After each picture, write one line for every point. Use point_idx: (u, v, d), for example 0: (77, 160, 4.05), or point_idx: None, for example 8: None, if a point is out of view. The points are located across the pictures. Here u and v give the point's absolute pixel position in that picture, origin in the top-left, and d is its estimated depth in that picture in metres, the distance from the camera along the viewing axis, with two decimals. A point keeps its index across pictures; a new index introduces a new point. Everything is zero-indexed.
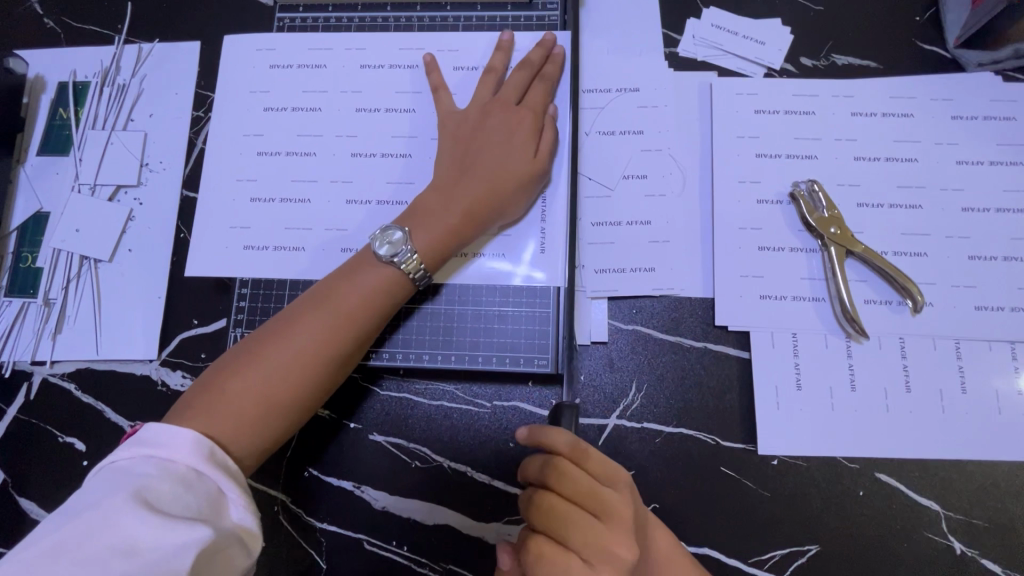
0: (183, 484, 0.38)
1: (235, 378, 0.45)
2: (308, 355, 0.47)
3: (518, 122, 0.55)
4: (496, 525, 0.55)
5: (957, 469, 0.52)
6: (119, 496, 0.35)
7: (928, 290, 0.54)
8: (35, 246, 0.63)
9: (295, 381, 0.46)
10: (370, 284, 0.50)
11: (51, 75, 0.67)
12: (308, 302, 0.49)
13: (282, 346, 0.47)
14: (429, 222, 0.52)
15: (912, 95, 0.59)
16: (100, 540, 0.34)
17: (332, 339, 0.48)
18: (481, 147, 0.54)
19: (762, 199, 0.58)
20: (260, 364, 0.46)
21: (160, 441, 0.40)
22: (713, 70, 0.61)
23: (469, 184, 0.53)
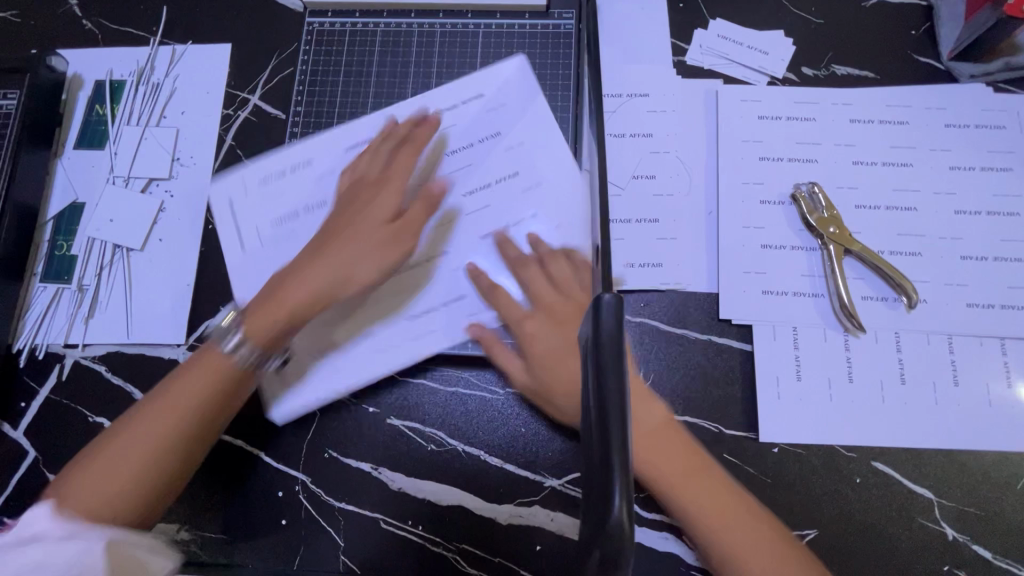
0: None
1: (129, 436, 0.48)
2: (179, 411, 0.49)
3: (484, 168, 0.58)
4: (507, 506, 0.57)
5: (950, 459, 0.54)
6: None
7: (922, 288, 0.57)
8: (70, 234, 0.66)
9: (179, 446, 0.49)
10: (313, 280, 0.53)
11: (89, 73, 0.71)
12: (248, 311, 0.52)
13: (138, 424, 0.48)
14: (364, 238, 0.54)
15: (908, 104, 0.62)
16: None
17: (212, 379, 0.50)
18: (424, 177, 0.57)
19: (765, 200, 0.61)
20: (153, 413, 0.49)
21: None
22: (719, 77, 0.65)
23: (424, 212, 0.55)
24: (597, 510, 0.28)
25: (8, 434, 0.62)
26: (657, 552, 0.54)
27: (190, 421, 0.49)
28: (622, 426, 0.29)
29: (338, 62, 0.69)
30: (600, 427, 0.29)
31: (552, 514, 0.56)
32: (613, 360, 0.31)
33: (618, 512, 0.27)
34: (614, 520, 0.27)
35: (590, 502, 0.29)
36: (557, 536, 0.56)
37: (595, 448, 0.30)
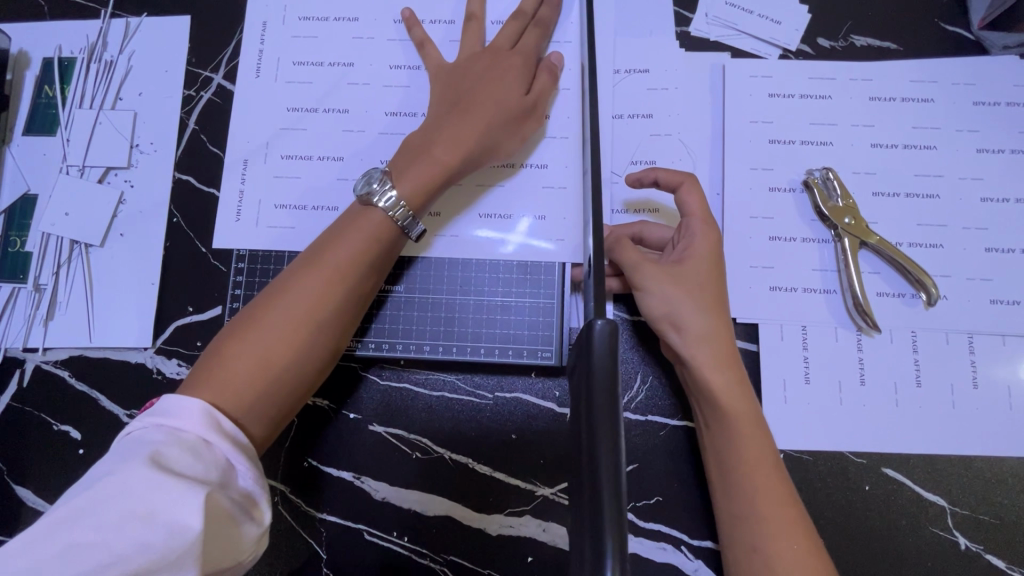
0: (192, 453, 0.38)
1: (243, 334, 0.44)
2: (304, 317, 0.45)
3: (505, 69, 0.54)
4: (496, 516, 0.54)
5: (965, 464, 0.51)
6: (132, 466, 0.36)
7: (942, 283, 0.53)
8: (24, 229, 0.61)
9: (298, 350, 0.45)
10: (364, 235, 0.49)
11: (35, 50, 0.64)
12: (306, 258, 0.48)
13: (276, 309, 0.45)
14: (418, 163, 0.51)
15: (933, 80, 0.57)
16: (111, 513, 0.34)
17: (325, 298, 0.46)
18: (474, 90, 0.53)
19: (774, 187, 0.56)
20: (262, 322, 0.45)
21: (170, 412, 0.40)
22: (726, 51, 0.59)
23: (458, 124, 0.52)
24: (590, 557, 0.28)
25: None
26: (655, 563, 0.52)
27: (305, 323, 0.46)
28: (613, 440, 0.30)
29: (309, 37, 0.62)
30: (588, 475, 0.30)
31: (544, 524, 0.54)
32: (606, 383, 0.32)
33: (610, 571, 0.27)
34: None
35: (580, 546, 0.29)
36: (549, 547, 0.53)
37: (584, 491, 0.30)
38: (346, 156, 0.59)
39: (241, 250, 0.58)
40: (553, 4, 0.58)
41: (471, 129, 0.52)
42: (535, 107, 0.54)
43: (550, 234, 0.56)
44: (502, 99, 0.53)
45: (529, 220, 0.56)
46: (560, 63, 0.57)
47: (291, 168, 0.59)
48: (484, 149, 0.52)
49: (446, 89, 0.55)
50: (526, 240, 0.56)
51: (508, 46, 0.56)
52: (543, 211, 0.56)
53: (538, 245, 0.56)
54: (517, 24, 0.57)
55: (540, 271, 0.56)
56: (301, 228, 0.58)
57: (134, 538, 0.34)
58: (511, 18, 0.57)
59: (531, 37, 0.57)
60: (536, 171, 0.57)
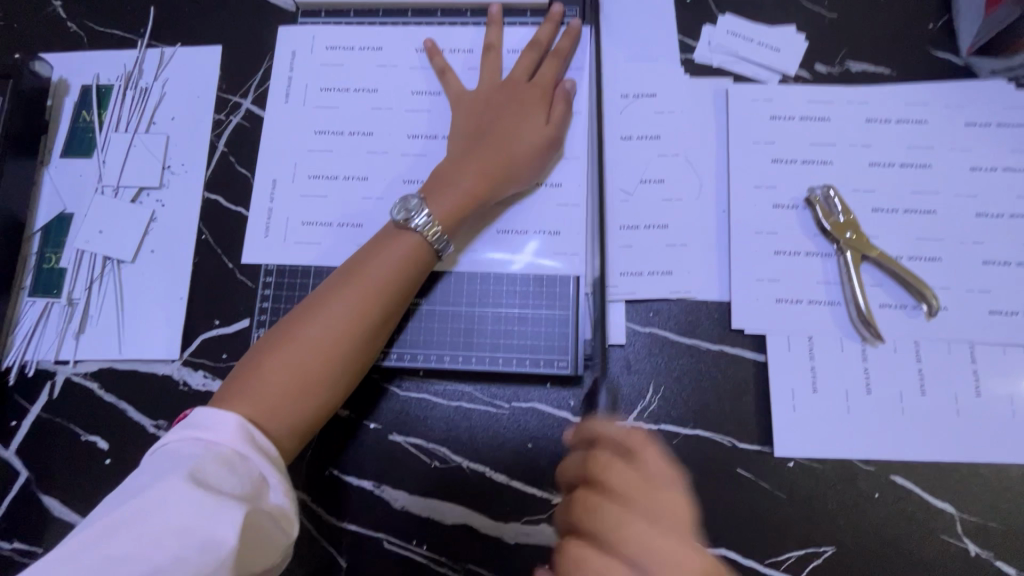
0: (229, 467, 0.40)
1: (281, 350, 0.47)
2: (337, 333, 0.48)
3: (525, 101, 0.58)
4: (513, 524, 0.55)
5: (972, 472, 0.53)
6: (171, 480, 0.37)
7: (942, 295, 0.55)
8: (59, 246, 0.64)
9: (336, 363, 0.48)
10: (395, 255, 0.52)
11: (75, 78, 0.68)
12: (341, 275, 0.51)
13: (312, 326, 0.48)
14: (447, 188, 0.55)
15: (926, 102, 0.60)
16: (151, 526, 0.36)
17: (358, 317, 0.49)
18: (496, 121, 0.57)
19: (778, 204, 0.58)
20: (298, 338, 0.47)
21: (207, 424, 0.42)
22: (729, 76, 0.62)
23: (483, 153, 0.56)
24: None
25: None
26: None
27: (339, 340, 0.48)
28: None
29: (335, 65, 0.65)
30: None
31: None
32: None
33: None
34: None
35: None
36: None
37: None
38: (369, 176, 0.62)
39: (268, 265, 0.61)
40: (571, 35, 0.61)
41: (494, 159, 0.56)
42: (557, 134, 0.58)
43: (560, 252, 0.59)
44: (524, 132, 0.57)
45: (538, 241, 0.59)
46: (573, 90, 0.60)
47: (316, 187, 0.62)
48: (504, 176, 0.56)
49: (469, 118, 0.59)
50: (534, 261, 0.59)
51: (527, 77, 0.60)
52: (560, 226, 0.59)
53: (547, 263, 0.59)
54: (534, 54, 0.61)
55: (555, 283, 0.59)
56: (325, 244, 0.61)
57: (172, 551, 0.35)
58: (528, 48, 0.61)
59: (549, 68, 0.60)
60: (552, 190, 0.60)
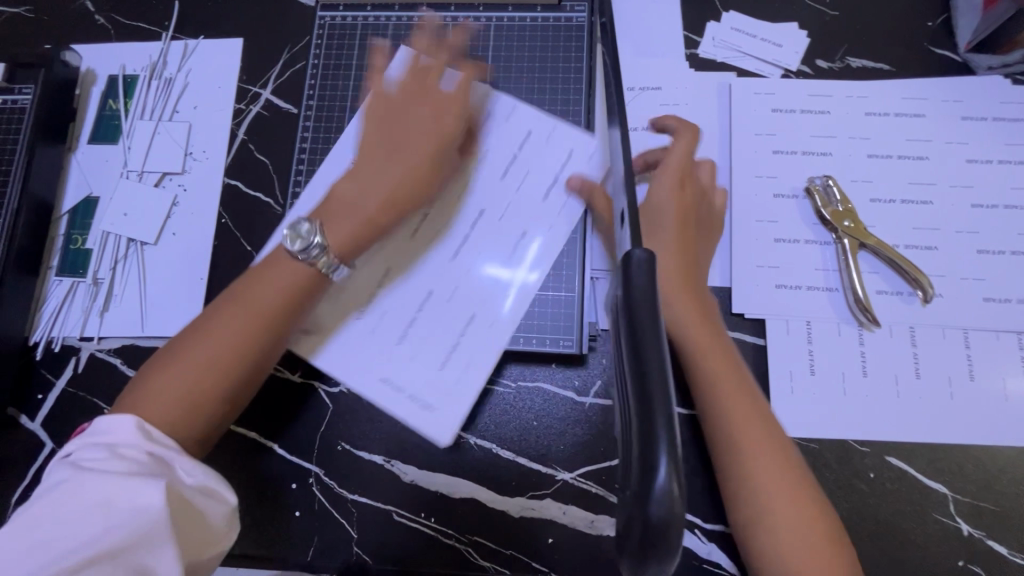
0: (126, 455, 0.41)
1: (169, 370, 0.46)
2: (218, 351, 0.46)
3: (438, 116, 0.54)
4: (518, 499, 0.57)
5: (965, 454, 0.54)
6: (73, 474, 0.40)
7: (938, 282, 0.57)
8: (85, 228, 0.67)
9: (210, 373, 0.46)
10: (290, 274, 0.48)
11: (103, 68, 0.71)
12: (230, 296, 0.49)
13: (195, 344, 0.46)
14: (350, 217, 0.51)
15: (924, 97, 0.61)
16: (70, 512, 0.39)
17: (246, 337, 0.47)
18: (407, 144, 0.53)
19: (778, 193, 0.60)
20: (183, 357, 0.46)
21: (104, 429, 0.43)
22: (732, 70, 0.64)
23: (387, 177, 0.52)
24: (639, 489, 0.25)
25: (26, 425, 0.63)
26: None
27: (222, 360, 0.46)
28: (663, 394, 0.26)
29: (349, 56, 0.67)
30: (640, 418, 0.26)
31: (563, 507, 0.56)
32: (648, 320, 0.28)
33: (665, 481, 0.24)
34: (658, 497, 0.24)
35: (631, 491, 0.26)
36: (569, 529, 0.56)
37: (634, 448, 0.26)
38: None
39: None
40: (550, 73, 0.60)
41: (414, 185, 0.52)
42: (507, 161, 0.57)
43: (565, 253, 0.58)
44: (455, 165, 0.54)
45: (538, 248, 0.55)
46: (530, 116, 0.58)
47: None
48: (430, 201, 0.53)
49: (375, 139, 0.54)
50: (524, 279, 0.54)
51: (443, 87, 0.56)
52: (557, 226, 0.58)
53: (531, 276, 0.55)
54: (435, 67, 0.57)
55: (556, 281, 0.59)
56: None
57: (103, 525, 0.39)
58: (457, 66, 0.58)
59: (458, 76, 0.56)
60: (533, 198, 0.56)
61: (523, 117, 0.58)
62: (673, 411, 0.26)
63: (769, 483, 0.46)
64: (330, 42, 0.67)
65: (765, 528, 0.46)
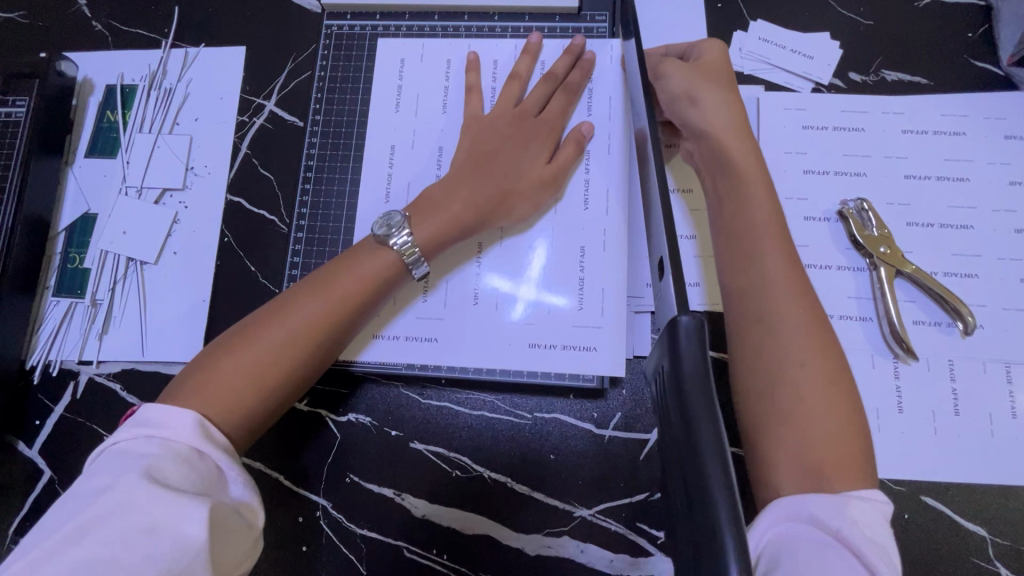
0: (187, 465, 0.39)
1: (237, 354, 0.45)
2: (299, 338, 0.46)
3: (528, 131, 0.57)
4: (535, 536, 0.55)
5: (1005, 495, 0.52)
6: (128, 480, 0.37)
7: (978, 312, 0.54)
8: (83, 247, 0.64)
9: (282, 363, 0.45)
10: (371, 270, 0.50)
11: (100, 78, 0.68)
12: (306, 286, 0.49)
13: (270, 330, 0.46)
14: (434, 212, 0.52)
15: (964, 114, 0.58)
16: (116, 531, 0.35)
17: (325, 325, 0.47)
18: (496, 149, 0.55)
19: (809, 215, 0.57)
20: (257, 341, 0.45)
21: (158, 422, 0.40)
22: (760, 84, 0.61)
23: (473, 181, 0.54)
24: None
25: (23, 452, 0.60)
26: None
27: (299, 346, 0.46)
28: (720, 474, 0.28)
29: (358, 68, 0.64)
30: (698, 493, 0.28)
31: (581, 545, 0.54)
32: (699, 401, 0.30)
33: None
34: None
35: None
36: (587, 568, 0.54)
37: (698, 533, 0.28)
38: (392, 185, 0.60)
39: (291, 269, 0.60)
40: (585, 69, 0.60)
41: (492, 186, 0.54)
42: (563, 176, 0.57)
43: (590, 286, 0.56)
44: (522, 167, 0.55)
45: (542, 279, 0.57)
46: (590, 132, 0.58)
47: (337, 190, 0.61)
48: (503, 199, 0.54)
49: (467, 143, 0.56)
50: (539, 296, 0.57)
51: (537, 110, 0.58)
52: (585, 242, 0.57)
53: (549, 298, 0.57)
54: (548, 86, 0.59)
55: (595, 317, 0.56)
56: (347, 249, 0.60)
57: (144, 550, 0.35)
58: (543, 79, 0.59)
59: (560, 102, 0.58)
60: (577, 207, 0.58)
61: (591, 136, 0.58)
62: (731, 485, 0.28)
63: (824, 433, 0.40)
64: (337, 53, 0.64)
65: (798, 436, 0.41)
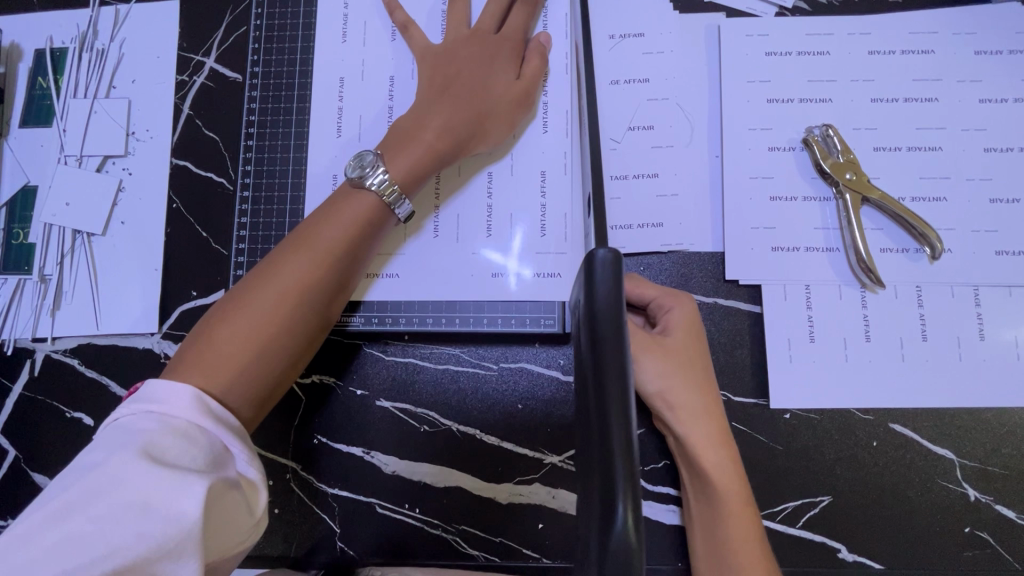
0: (185, 440, 0.36)
1: (229, 323, 0.42)
2: (290, 298, 0.44)
3: (486, 45, 0.53)
4: (506, 485, 0.55)
5: (972, 417, 0.51)
6: (120, 454, 0.34)
7: (946, 236, 0.53)
8: (26, 222, 0.62)
9: (279, 329, 0.43)
10: (351, 218, 0.47)
11: (27, 42, 0.64)
12: (287, 245, 0.46)
13: (260, 298, 0.43)
14: (407, 144, 0.50)
15: (932, 31, 0.55)
16: (105, 507, 0.33)
17: (314, 277, 0.45)
18: (460, 72, 0.52)
19: (774, 146, 0.55)
20: (249, 307, 0.43)
21: (157, 396, 0.38)
22: (721, 11, 0.58)
23: (446, 109, 0.51)
24: (598, 513, 0.24)
25: None
26: (667, 526, 0.52)
27: (294, 307, 0.44)
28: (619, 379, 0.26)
29: (295, 13, 0.60)
30: (597, 416, 0.26)
31: (553, 491, 0.54)
32: (609, 327, 0.28)
33: (622, 519, 0.23)
34: (617, 530, 0.23)
35: (591, 504, 0.25)
36: (558, 514, 0.54)
37: (594, 454, 0.26)
38: (343, 117, 0.58)
39: (241, 231, 0.58)
40: None
41: (463, 107, 0.51)
42: (531, 93, 0.54)
43: (548, 240, 0.55)
44: (491, 82, 0.52)
45: (525, 230, 0.55)
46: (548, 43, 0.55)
47: (284, 148, 0.58)
48: (483, 124, 0.52)
49: (428, 71, 0.53)
50: (522, 252, 0.55)
51: (495, 26, 0.55)
52: (545, 167, 0.55)
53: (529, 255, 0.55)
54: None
55: (557, 243, 0.55)
56: (297, 206, 0.57)
57: (132, 526, 0.32)
58: None
59: (517, 15, 0.55)
60: (536, 130, 0.56)
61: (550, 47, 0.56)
62: (626, 383, 0.26)
63: None
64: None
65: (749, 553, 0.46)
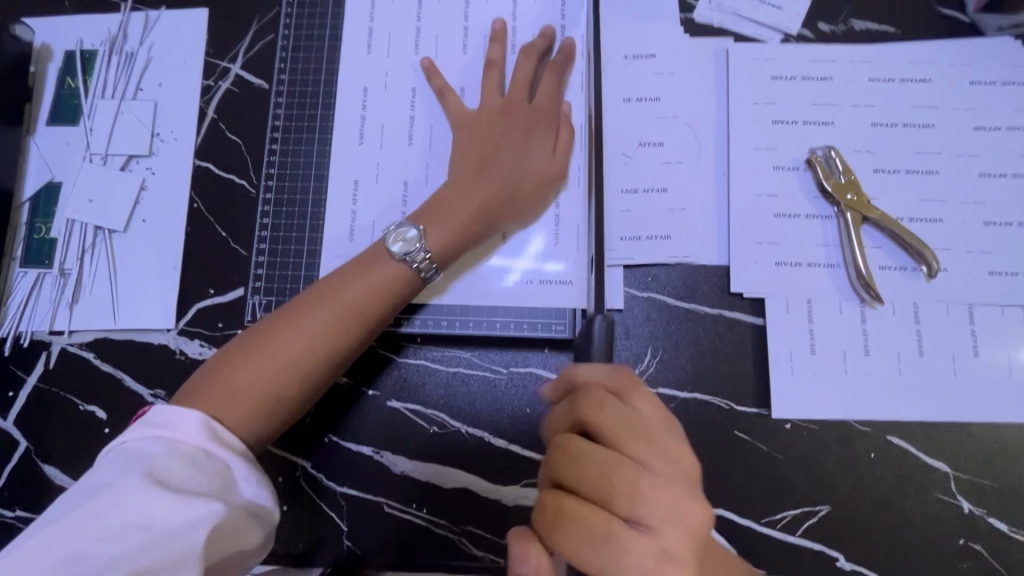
0: (192, 465, 0.37)
1: (252, 365, 0.44)
2: (314, 350, 0.46)
3: (522, 117, 0.55)
4: (512, 487, 0.56)
5: (965, 431, 0.53)
6: (128, 477, 0.35)
7: (942, 256, 0.55)
8: (49, 217, 0.63)
9: (299, 377, 0.45)
10: (380, 277, 0.49)
11: (58, 43, 0.66)
12: (316, 295, 0.48)
13: (285, 346, 0.45)
14: (443, 217, 0.52)
15: (930, 61, 0.58)
16: (116, 528, 0.33)
17: (339, 334, 0.47)
18: (497, 150, 0.54)
19: (778, 165, 0.58)
20: (273, 353, 0.45)
21: (167, 422, 0.39)
22: (730, 35, 0.60)
23: (480, 186, 0.53)
24: None
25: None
26: None
27: (315, 360, 0.46)
28: None
29: (321, 24, 0.62)
30: None
31: None
32: None
33: None
34: None
35: None
36: None
37: None
38: (365, 125, 0.60)
39: (262, 232, 0.59)
40: None
41: (498, 186, 0.53)
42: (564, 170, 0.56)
43: (560, 248, 0.57)
44: (526, 164, 0.54)
45: (539, 239, 0.57)
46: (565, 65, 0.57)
47: (306, 154, 0.60)
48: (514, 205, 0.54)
49: (466, 140, 0.55)
50: (534, 261, 0.57)
51: (527, 97, 0.56)
52: None
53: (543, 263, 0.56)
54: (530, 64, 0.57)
55: (569, 252, 0.57)
56: (317, 209, 0.59)
57: (136, 546, 0.33)
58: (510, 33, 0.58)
59: (549, 80, 0.57)
60: None
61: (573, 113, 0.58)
62: None
63: None
64: (301, 10, 0.63)
65: None
